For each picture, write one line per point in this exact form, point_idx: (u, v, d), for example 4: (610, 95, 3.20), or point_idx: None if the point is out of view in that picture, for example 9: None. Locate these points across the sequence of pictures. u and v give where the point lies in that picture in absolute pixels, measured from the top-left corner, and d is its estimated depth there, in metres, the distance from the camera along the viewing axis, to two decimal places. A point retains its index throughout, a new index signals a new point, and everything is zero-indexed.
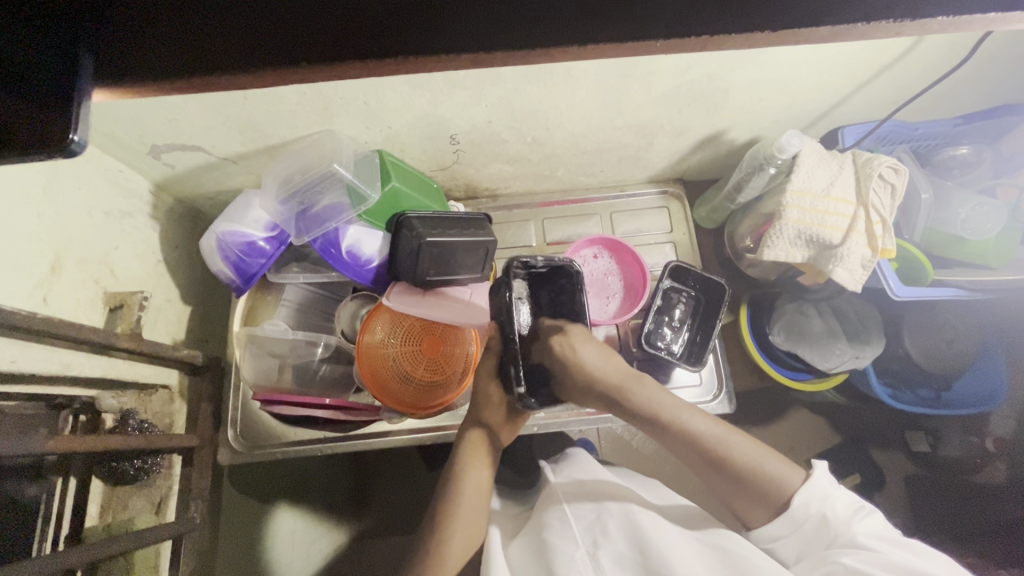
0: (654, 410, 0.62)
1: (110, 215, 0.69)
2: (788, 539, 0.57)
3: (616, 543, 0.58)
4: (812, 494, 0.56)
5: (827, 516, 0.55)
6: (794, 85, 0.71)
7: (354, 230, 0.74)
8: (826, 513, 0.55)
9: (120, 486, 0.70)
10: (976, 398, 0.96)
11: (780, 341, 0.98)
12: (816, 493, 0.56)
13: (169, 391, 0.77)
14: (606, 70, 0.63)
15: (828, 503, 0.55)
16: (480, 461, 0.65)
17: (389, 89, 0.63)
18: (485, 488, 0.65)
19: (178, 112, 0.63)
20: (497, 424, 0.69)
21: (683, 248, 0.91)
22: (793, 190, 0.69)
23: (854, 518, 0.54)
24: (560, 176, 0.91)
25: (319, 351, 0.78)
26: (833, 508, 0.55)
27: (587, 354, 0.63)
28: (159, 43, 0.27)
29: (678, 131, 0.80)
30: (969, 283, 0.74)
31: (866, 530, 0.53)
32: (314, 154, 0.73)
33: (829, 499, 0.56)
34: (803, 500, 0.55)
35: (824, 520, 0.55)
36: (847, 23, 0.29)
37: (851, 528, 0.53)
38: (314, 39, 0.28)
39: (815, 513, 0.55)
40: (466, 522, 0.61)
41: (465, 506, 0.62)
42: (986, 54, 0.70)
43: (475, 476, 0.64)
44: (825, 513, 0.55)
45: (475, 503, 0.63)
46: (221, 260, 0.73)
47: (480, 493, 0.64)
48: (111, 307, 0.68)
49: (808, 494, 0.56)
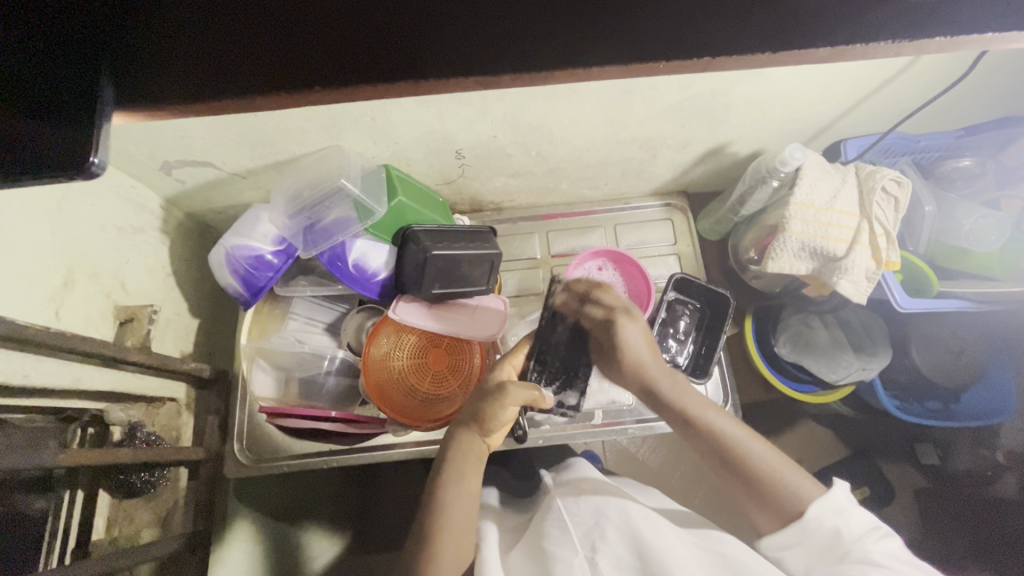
0: (681, 405, 0.62)
1: (121, 230, 0.70)
2: (798, 549, 0.55)
3: (615, 548, 0.58)
4: (828, 508, 0.54)
5: (841, 531, 0.53)
6: (795, 99, 0.72)
7: (361, 243, 0.75)
8: (840, 528, 0.53)
9: (128, 499, 0.71)
10: (982, 411, 0.96)
11: (786, 352, 0.99)
12: (832, 506, 0.54)
13: (176, 404, 0.78)
14: (610, 86, 0.64)
15: (843, 518, 0.53)
16: (468, 474, 0.60)
17: (396, 106, 0.65)
18: (471, 500, 0.60)
19: (189, 129, 0.64)
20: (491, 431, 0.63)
21: (687, 260, 0.92)
22: (796, 203, 0.69)
23: (868, 536, 0.52)
24: (564, 189, 0.91)
25: (326, 363, 0.78)
26: (849, 523, 0.53)
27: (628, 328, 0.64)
28: (182, 70, 0.29)
29: (681, 144, 0.81)
30: (974, 294, 0.74)
31: (880, 548, 0.51)
32: (322, 169, 0.73)
33: (844, 514, 0.54)
34: (816, 513, 0.54)
35: (836, 534, 0.53)
36: (846, 42, 0.30)
37: (864, 545, 0.51)
38: (328, 66, 0.29)
39: (828, 527, 0.53)
40: (455, 532, 0.58)
41: (453, 520, 0.58)
42: (984, 68, 0.70)
43: (463, 490, 0.60)
44: (839, 528, 0.53)
45: (465, 517, 0.59)
46: (229, 273, 0.75)
47: (466, 509, 0.60)
48: (121, 320, 0.68)
49: (824, 507, 0.54)
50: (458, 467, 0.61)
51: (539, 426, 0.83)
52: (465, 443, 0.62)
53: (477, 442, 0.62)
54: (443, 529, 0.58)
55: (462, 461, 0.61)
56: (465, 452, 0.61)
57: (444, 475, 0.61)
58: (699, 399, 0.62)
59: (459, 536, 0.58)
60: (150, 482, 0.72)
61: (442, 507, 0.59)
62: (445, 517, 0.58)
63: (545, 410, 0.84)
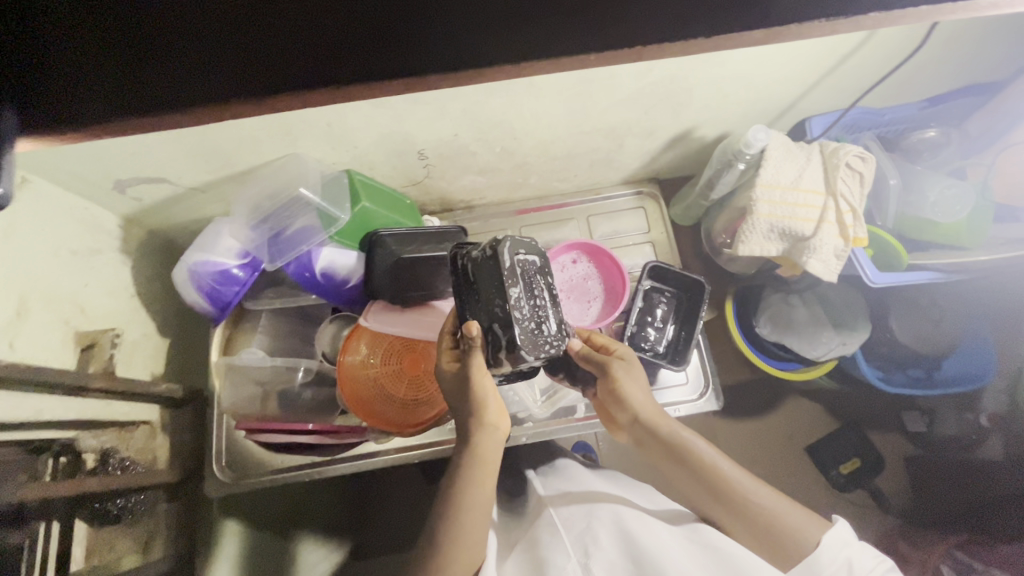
0: (674, 437, 0.63)
1: (77, 253, 0.68)
2: None
3: (608, 552, 0.58)
4: (835, 541, 0.54)
5: (852, 564, 0.53)
6: (757, 80, 0.71)
7: (327, 251, 0.72)
8: (851, 561, 0.53)
9: (105, 527, 0.68)
10: (967, 377, 0.96)
11: (767, 332, 1.00)
12: (840, 538, 0.54)
13: (151, 426, 0.76)
14: (569, 77, 0.63)
15: (852, 551, 0.54)
16: (483, 475, 0.59)
17: (351, 110, 0.63)
18: (489, 500, 0.59)
19: (137, 144, 0.62)
20: (498, 421, 0.60)
21: (661, 247, 0.91)
22: (762, 184, 0.69)
23: (876, 568, 0.53)
24: (534, 183, 0.90)
25: (300, 373, 0.77)
26: (858, 556, 0.53)
27: (634, 390, 0.65)
28: (99, 86, 0.31)
29: (647, 131, 0.80)
30: (945, 265, 0.74)
31: None
32: (276, 178, 0.72)
33: (851, 547, 0.54)
34: (828, 548, 0.53)
35: (850, 568, 0.53)
36: (774, 27, 0.31)
37: None
38: (234, 81, 0.31)
39: (840, 560, 0.53)
40: (466, 542, 0.57)
41: (470, 518, 0.57)
42: (943, 37, 0.70)
43: (480, 490, 0.58)
44: (850, 561, 0.53)
45: (480, 520, 0.58)
46: (194, 290, 0.73)
47: (484, 508, 0.59)
48: (83, 347, 0.67)
49: (832, 539, 0.54)
50: (475, 468, 0.59)
51: (522, 424, 0.83)
52: (480, 442, 0.59)
53: (494, 438, 0.60)
54: (459, 535, 0.57)
55: (479, 461, 0.59)
56: (483, 448, 0.59)
57: (458, 481, 0.58)
58: (688, 431, 0.64)
59: (467, 541, 0.57)
60: (128, 507, 0.71)
61: (458, 518, 0.57)
62: (462, 527, 0.57)
63: (526, 407, 0.83)
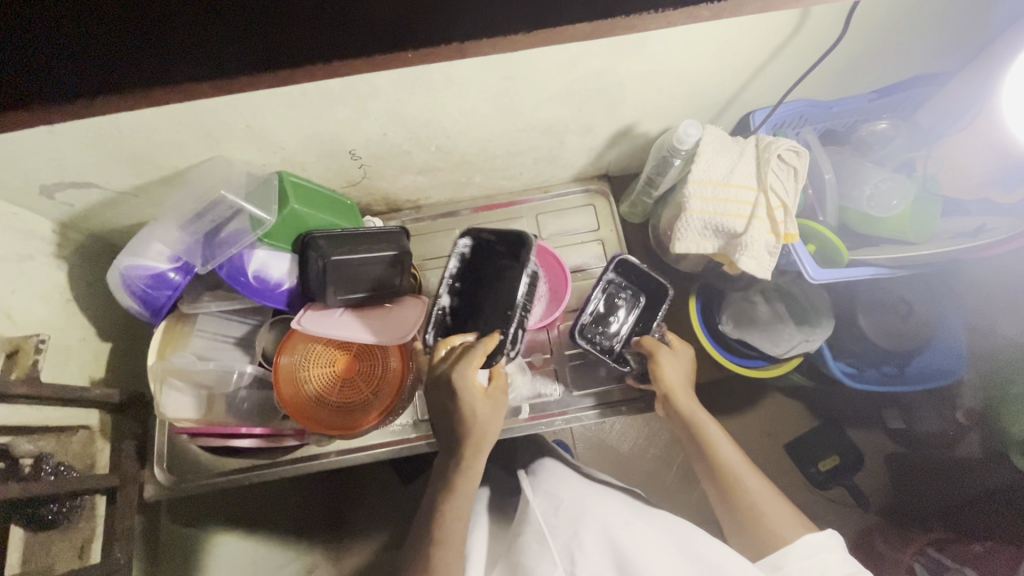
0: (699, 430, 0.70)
1: (4, 260, 0.68)
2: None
3: (593, 559, 0.60)
4: (817, 547, 0.61)
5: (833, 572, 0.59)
6: (688, 74, 0.70)
7: (260, 253, 0.72)
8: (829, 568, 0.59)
9: (43, 532, 0.69)
10: (933, 373, 0.95)
11: (729, 329, 0.97)
12: (821, 546, 0.61)
13: (90, 431, 0.76)
14: (488, 71, 0.62)
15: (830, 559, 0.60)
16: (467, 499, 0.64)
17: (267, 109, 0.62)
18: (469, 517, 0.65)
19: (53, 150, 0.62)
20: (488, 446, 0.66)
21: (610, 245, 0.90)
22: (694, 181, 0.68)
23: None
24: (479, 182, 0.89)
25: (235, 377, 0.75)
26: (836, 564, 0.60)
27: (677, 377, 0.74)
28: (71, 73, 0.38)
29: (585, 128, 0.79)
30: (888, 260, 0.71)
31: None
32: (204, 182, 0.72)
33: (829, 554, 0.60)
34: (813, 552, 0.60)
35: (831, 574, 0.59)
36: None
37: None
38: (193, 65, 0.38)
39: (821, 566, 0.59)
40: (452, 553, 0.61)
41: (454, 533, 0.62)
42: (867, 25, 0.68)
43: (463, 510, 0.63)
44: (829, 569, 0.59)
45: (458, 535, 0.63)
46: (127, 294, 0.72)
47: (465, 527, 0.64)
48: (7, 353, 0.66)
49: (814, 545, 0.61)
50: (462, 488, 0.64)
51: None
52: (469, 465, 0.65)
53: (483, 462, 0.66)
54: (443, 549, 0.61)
55: (466, 484, 0.64)
56: (471, 472, 0.64)
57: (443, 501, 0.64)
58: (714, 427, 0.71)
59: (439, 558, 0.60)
60: (64, 512, 0.71)
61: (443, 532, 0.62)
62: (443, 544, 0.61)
63: None
